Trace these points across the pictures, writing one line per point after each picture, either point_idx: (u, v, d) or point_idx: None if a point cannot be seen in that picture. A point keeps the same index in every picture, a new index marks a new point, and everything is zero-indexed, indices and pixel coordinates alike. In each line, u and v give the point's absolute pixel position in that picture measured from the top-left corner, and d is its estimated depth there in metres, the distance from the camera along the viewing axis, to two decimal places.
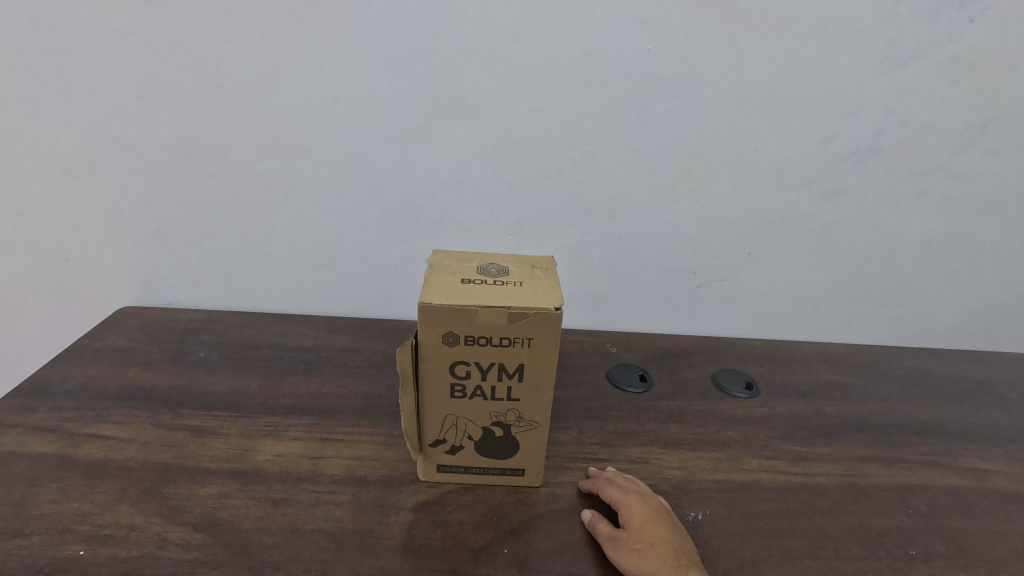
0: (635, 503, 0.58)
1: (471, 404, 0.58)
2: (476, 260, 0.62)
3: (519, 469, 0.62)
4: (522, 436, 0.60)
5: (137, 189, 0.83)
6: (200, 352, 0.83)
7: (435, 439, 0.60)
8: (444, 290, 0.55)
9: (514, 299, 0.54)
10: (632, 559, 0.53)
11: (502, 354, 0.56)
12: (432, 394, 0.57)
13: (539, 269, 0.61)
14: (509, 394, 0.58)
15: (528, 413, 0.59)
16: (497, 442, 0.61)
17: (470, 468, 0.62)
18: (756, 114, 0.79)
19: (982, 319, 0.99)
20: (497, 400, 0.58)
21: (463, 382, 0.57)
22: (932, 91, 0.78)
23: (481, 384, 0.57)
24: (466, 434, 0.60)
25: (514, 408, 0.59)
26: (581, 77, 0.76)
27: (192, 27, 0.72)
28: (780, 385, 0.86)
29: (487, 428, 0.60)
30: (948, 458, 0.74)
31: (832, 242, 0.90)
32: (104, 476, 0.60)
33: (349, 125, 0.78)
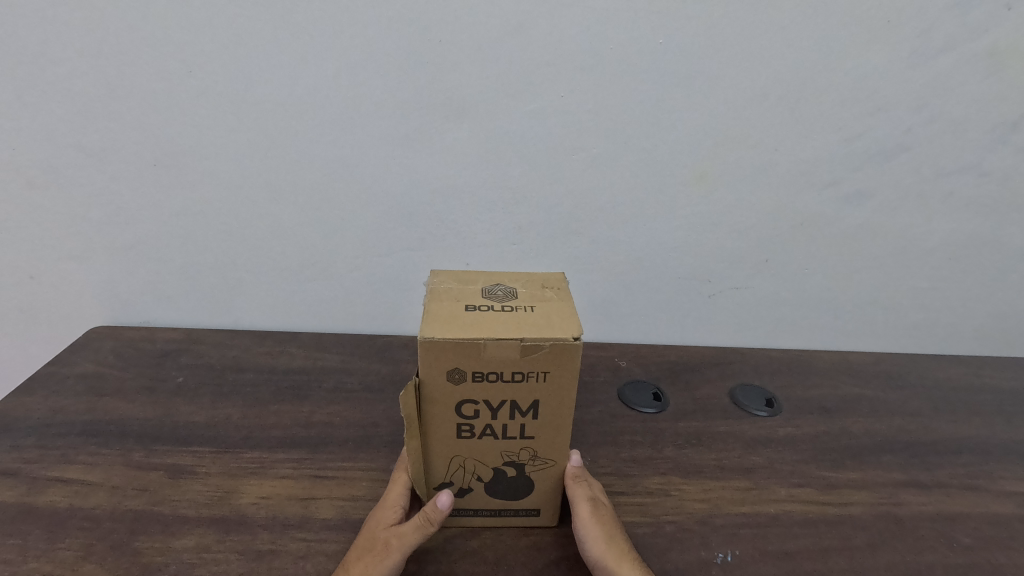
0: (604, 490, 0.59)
1: (482, 444, 0.53)
2: (480, 282, 0.56)
3: (534, 509, 0.57)
4: (536, 476, 0.55)
5: (104, 200, 0.76)
6: (180, 377, 0.77)
7: (441, 483, 0.55)
8: (448, 320, 0.49)
9: (527, 329, 0.48)
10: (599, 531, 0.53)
11: (514, 390, 0.50)
12: (439, 434, 0.52)
13: (550, 290, 0.55)
14: (525, 432, 0.52)
15: (546, 453, 0.53)
16: (509, 484, 0.55)
17: (480, 511, 0.57)
18: (780, 110, 0.72)
19: (1007, 324, 0.94)
20: (510, 439, 0.52)
21: (472, 420, 0.51)
22: (967, 85, 0.72)
23: (492, 423, 0.51)
24: (476, 475, 0.54)
25: (532, 447, 0.53)
26: (589, 73, 0.69)
27: (156, 20, 0.64)
28: (802, 400, 0.81)
29: (498, 468, 0.54)
30: (987, 480, 0.69)
31: (855, 245, 0.84)
32: (68, 528, 0.54)
33: (336, 130, 0.71)
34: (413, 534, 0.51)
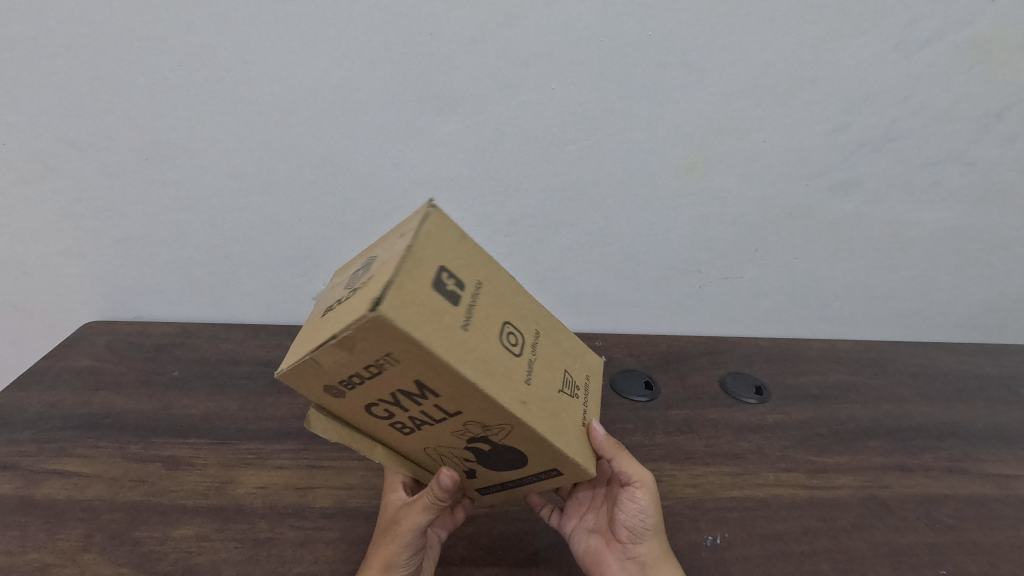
0: None
1: (441, 434, 0.46)
2: (365, 261, 0.48)
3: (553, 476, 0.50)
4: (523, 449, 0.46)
5: (95, 195, 0.76)
6: (175, 371, 0.78)
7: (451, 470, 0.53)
8: (301, 340, 0.42)
9: (341, 318, 0.37)
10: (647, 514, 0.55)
11: (393, 384, 0.40)
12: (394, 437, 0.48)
13: (404, 238, 0.42)
14: (466, 415, 0.43)
15: (509, 429, 0.43)
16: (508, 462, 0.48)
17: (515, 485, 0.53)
18: (767, 101, 0.73)
19: (992, 310, 0.96)
20: (452, 425, 0.44)
21: (405, 421, 0.45)
22: (952, 76, 0.72)
23: (417, 417, 0.44)
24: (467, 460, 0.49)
25: (489, 428, 0.44)
26: (579, 64, 0.69)
27: (138, 13, 0.63)
28: (790, 387, 0.83)
29: (482, 450, 0.48)
30: (970, 463, 0.71)
31: (843, 235, 0.86)
32: (67, 520, 0.56)
33: (329, 123, 0.72)
34: (420, 515, 0.51)
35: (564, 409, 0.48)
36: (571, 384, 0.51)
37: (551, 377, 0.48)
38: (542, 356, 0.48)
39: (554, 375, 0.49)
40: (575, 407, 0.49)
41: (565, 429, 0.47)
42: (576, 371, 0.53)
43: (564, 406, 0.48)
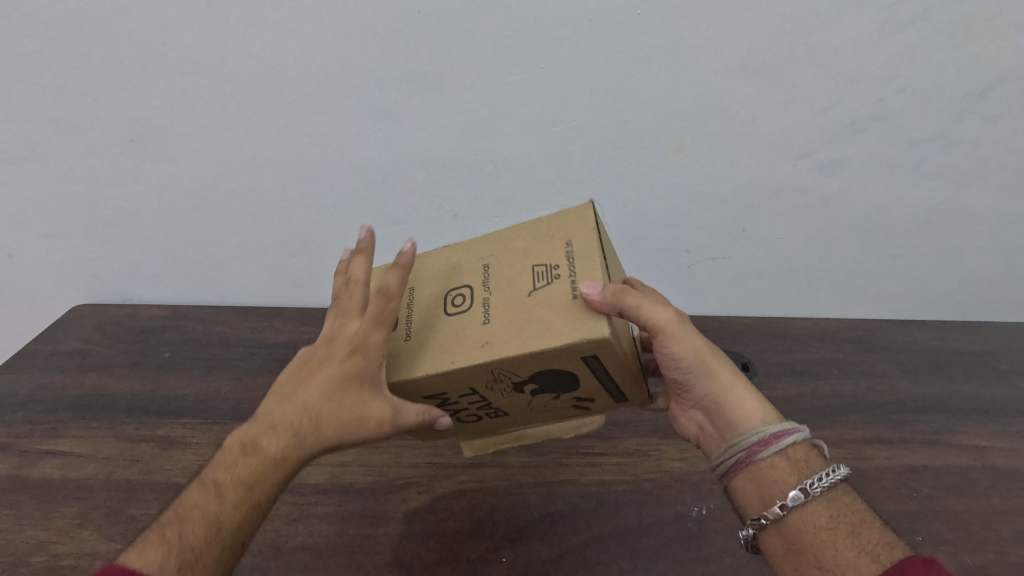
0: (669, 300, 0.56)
1: (506, 395, 0.51)
2: None
3: (598, 361, 0.46)
4: (531, 357, 0.45)
5: (79, 177, 0.75)
6: (166, 352, 0.78)
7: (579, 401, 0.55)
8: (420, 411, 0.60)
9: None
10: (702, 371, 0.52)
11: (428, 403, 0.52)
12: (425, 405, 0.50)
13: None
14: (479, 382, 0.48)
15: (509, 368, 0.46)
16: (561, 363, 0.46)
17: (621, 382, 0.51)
18: (755, 80, 0.73)
19: (973, 288, 0.98)
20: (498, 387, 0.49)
21: (474, 408, 0.54)
22: (939, 56, 0.73)
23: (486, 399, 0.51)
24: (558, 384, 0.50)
25: (497, 375, 0.47)
26: (567, 44, 0.69)
27: None
28: (775, 364, 0.84)
29: (547, 374, 0.48)
30: (948, 435, 0.73)
31: (828, 215, 0.87)
32: (63, 499, 0.56)
33: (317, 102, 0.71)
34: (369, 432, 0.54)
35: (541, 303, 0.47)
36: (546, 274, 0.49)
37: (516, 290, 0.49)
38: (499, 284, 0.50)
39: (523, 286, 0.49)
40: (554, 295, 0.47)
41: (545, 322, 0.46)
42: (548, 257, 0.51)
43: (539, 302, 0.47)
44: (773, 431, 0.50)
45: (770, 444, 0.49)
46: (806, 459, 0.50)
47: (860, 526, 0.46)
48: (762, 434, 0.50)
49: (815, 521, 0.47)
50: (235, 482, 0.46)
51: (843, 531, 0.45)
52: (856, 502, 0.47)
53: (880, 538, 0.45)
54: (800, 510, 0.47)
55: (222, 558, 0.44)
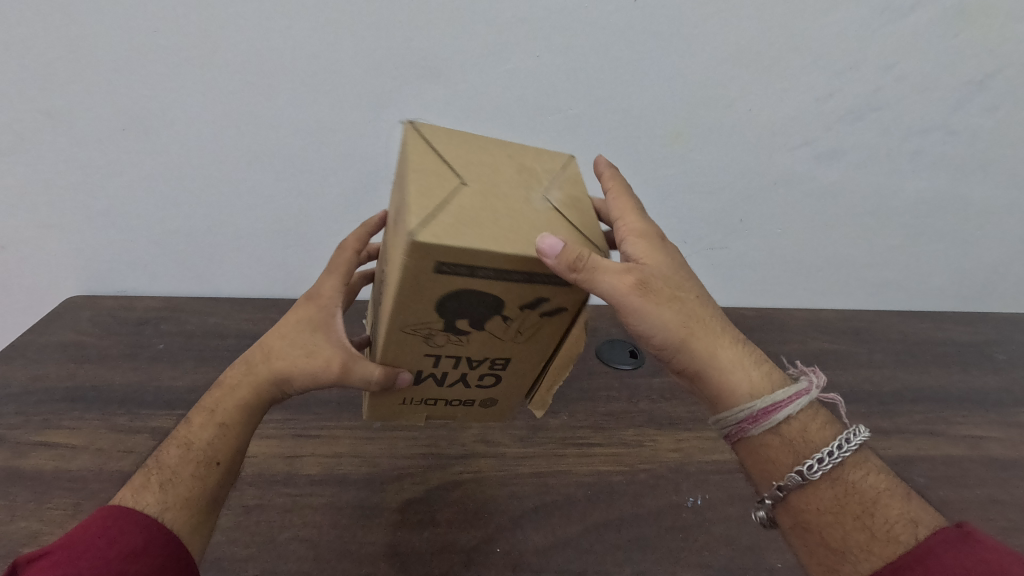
0: (648, 240, 0.47)
1: (480, 348, 0.47)
2: None
3: (460, 266, 0.39)
4: (412, 297, 0.41)
5: (71, 167, 0.74)
6: (161, 344, 0.77)
7: (549, 309, 0.45)
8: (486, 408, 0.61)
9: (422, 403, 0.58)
10: (679, 331, 0.45)
11: (451, 391, 0.54)
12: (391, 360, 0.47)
13: None
14: (423, 347, 0.46)
15: (416, 321, 0.43)
16: (446, 283, 0.40)
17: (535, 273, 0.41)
18: (753, 68, 0.72)
19: (969, 278, 0.98)
20: (458, 335, 0.45)
21: (477, 374, 0.51)
22: (937, 44, 0.72)
23: (468, 350, 0.47)
24: (497, 301, 0.43)
25: (422, 330, 0.45)
26: (564, 32, 0.68)
27: None
28: (772, 355, 0.84)
29: (462, 298, 0.42)
30: (944, 425, 0.73)
31: (826, 205, 0.86)
32: (55, 490, 0.56)
33: (311, 91, 0.70)
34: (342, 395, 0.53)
35: (394, 244, 0.43)
36: (397, 209, 0.44)
37: (391, 239, 0.45)
38: (392, 244, 0.48)
39: (393, 233, 0.45)
40: (394, 230, 0.42)
41: (395, 258, 0.41)
42: (399, 191, 0.45)
43: (393, 247, 0.43)
44: (765, 401, 0.45)
45: (760, 420, 0.45)
46: (806, 431, 0.45)
47: (874, 505, 0.42)
48: (753, 411, 0.45)
49: (819, 503, 0.44)
50: (203, 409, 0.48)
51: (852, 513, 0.42)
52: (872, 476, 0.44)
53: (898, 517, 0.41)
54: (802, 490, 0.44)
55: (192, 472, 0.44)
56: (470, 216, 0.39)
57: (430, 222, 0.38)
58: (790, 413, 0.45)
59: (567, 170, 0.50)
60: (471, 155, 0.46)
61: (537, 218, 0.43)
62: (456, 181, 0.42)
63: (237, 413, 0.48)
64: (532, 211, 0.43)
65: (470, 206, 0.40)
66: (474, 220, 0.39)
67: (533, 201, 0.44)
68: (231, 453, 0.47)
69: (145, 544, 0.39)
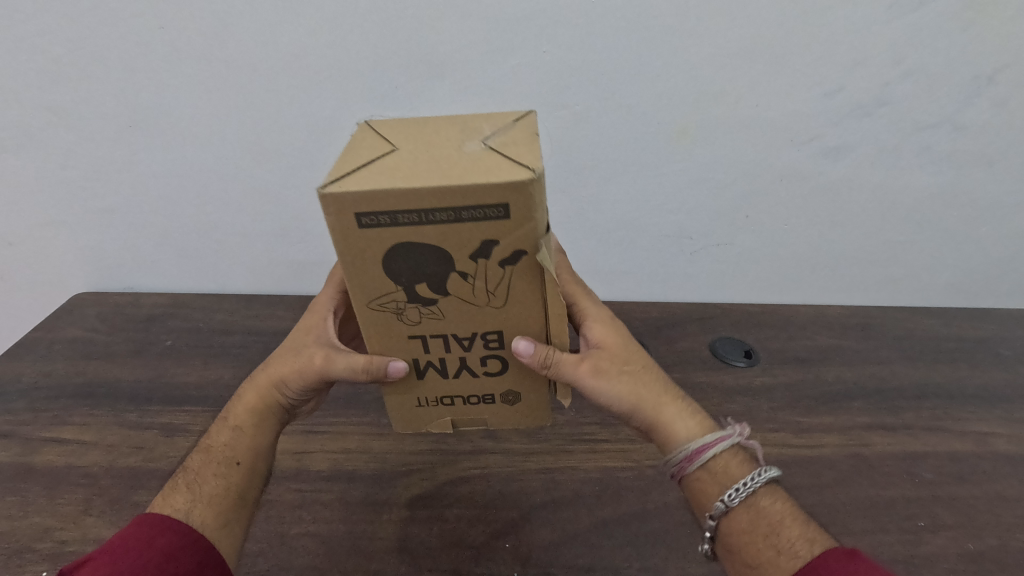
0: (606, 321, 0.54)
1: (460, 320, 0.46)
2: None
3: (384, 215, 0.40)
4: (361, 260, 0.42)
5: (78, 164, 0.75)
6: (168, 340, 0.78)
7: (502, 253, 0.42)
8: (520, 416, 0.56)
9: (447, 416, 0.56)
10: (628, 397, 0.51)
11: (461, 387, 0.52)
12: (374, 346, 0.48)
13: None
14: (401, 324, 0.47)
15: (379, 293, 0.44)
16: (385, 239, 0.41)
17: (460, 209, 0.39)
18: (759, 63, 0.72)
19: (976, 274, 0.98)
20: (427, 300, 0.45)
21: (473, 357, 0.49)
22: (947, 38, 0.72)
23: (446, 317, 0.46)
24: (443, 249, 0.42)
25: (391, 305, 0.45)
26: (569, 28, 0.68)
27: None
28: (778, 351, 0.84)
29: (407, 253, 0.42)
30: (951, 422, 0.73)
31: (833, 200, 0.86)
32: (67, 485, 0.56)
33: (316, 86, 0.70)
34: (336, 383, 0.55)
35: None
36: None
37: None
38: None
39: None
40: None
41: None
42: None
43: None
44: (693, 449, 0.50)
45: (693, 461, 0.50)
46: (729, 467, 0.50)
47: (779, 526, 0.47)
48: (690, 455, 0.50)
49: (738, 527, 0.48)
50: (223, 417, 0.53)
51: (763, 534, 0.47)
52: (778, 502, 0.49)
53: (801, 536, 0.46)
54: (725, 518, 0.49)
55: (214, 472, 0.49)
56: (387, 169, 0.40)
57: (343, 179, 0.40)
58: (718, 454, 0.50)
59: (520, 117, 0.47)
60: (416, 127, 0.47)
61: (463, 159, 0.41)
62: (386, 147, 0.44)
63: (249, 418, 0.52)
64: (461, 155, 0.42)
65: (394, 162, 0.42)
66: (389, 171, 0.40)
67: (464, 147, 0.43)
68: (250, 454, 0.51)
69: (173, 549, 0.43)
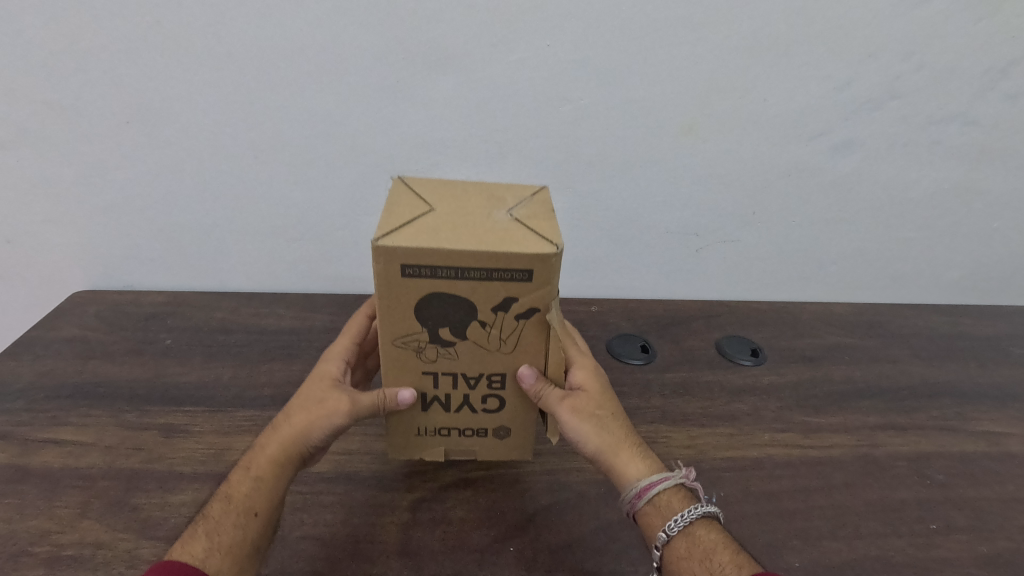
0: (590, 367, 0.55)
1: (472, 361, 0.50)
2: None
3: (425, 269, 0.43)
4: (395, 307, 0.46)
5: (76, 160, 0.73)
6: (168, 340, 0.77)
7: (524, 311, 0.46)
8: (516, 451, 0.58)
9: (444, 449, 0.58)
10: (595, 435, 0.52)
11: (462, 420, 0.55)
12: (391, 382, 0.51)
13: None
14: (418, 362, 0.50)
15: (403, 333, 0.47)
16: (422, 290, 0.45)
17: (493, 272, 0.44)
18: (769, 56, 0.71)
19: (984, 271, 0.97)
20: (445, 344, 0.48)
21: (478, 395, 0.52)
22: (959, 30, 0.71)
23: (460, 361, 0.50)
24: (471, 303, 0.46)
25: (413, 344, 0.48)
26: (576, 21, 0.66)
27: None
28: (785, 349, 0.83)
29: (437, 303, 0.45)
30: (961, 421, 0.72)
31: (841, 196, 0.85)
32: (65, 487, 0.55)
33: (317, 81, 0.69)
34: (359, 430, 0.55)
35: None
36: None
37: None
38: None
39: None
40: None
41: None
42: None
43: None
44: (638, 486, 0.50)
45: (641, 497, 0.50)
46: (670, 502, 0.51)
47: (712, 552, 0.48)
48: (636, 491, 0.50)
49: (677, 554, 0.48)
50: (239, 468, 0.51)
51: (698, 560, 0.47)
52: (712, 532, 0.49)
53: (732, 561, 0.47)
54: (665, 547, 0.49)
55: (233, 522, 0.47)
56: (429, 229, 0.44)
57: (392, 233, 0.43)
58: (667, 494, 0.51)
59: (538, 192, 0.52)
60: (449, 190, 0.51)
61: (493, 227, 0.46)
62: (425, 208, 0.48)
63: (269, 467, 0.50)
64: (491, 223, 0.46)
65: (433, 222, 0.45)
66: (431, 231, 0.44)
67: (494, 215, 0.47)
68: (268, 504, 0.49)
69: None
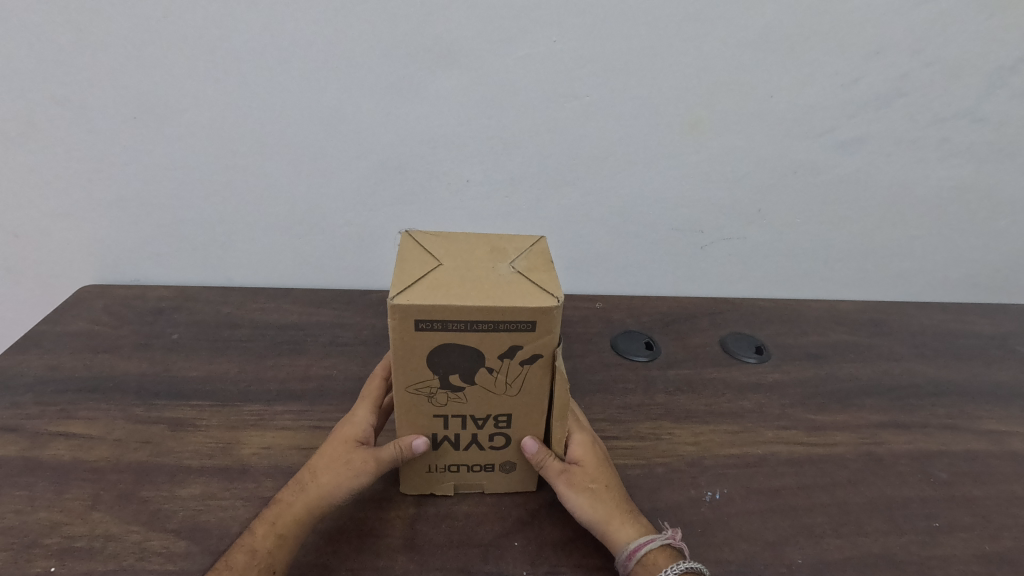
0: (588, 438, 0.56)
1: (481, 404, 0.51)
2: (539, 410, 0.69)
3: (437, 323, 0.45)
4: (409, 356, 0.47)
5: (85, 155, 0.74)
6: (175, 334, 0.77)
7: (530, 356, 0.48)
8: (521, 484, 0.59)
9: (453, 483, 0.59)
10: (589, 504, 0.52)
11: (469, 457, 0.56)
12: (404, 426, 0.53)
13: None
14: (429, 406, 0.51)
15: (416, 380, 0.49)
16: (434, 341, 0.46)
17: (501, 323, 0.45)
18: (776, 53, 0.70)
19: (990, 269, 0.97)
20: (455, 389, 0.50)
21: (485, 434, 0.54)
22: (966, 27, 0.70)
23: (470, 404, 0.51)
24: (480, 352, 0.47)
25: (424, 390, 0.50)
26: (583, 17, 0.66)
27: None
28: (790, 347, 0.83)
29: (449, 352, 0.47)
30: (966, 420, 0.72)
31: (847, 194, 0.84)
32: (75, 480, 0.56)
33: (324, 78, 0.69)
34: None
35: None
36: None
37: None
38: None
39: None
40: None
41: None
42: None
43: None
44: (627, 548, 0.50)
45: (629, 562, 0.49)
46: (656, 560, 0.50)
47: None
48: (626, 554, 0.49)
49: None
50: (264, 521, 0.50)
51: None
52: None
53: None
54: None
55: None
56: (439, 285, 0.46)
57: (406, 290, 0.45)
58: (656, 557, 0.50)
59: (536, 241, 0.54)
60: (453, 242, 0.53)
61: (498, 281, 0.48)
62: (433, 262, 0.49)
63: (294, 527, 0.50)
64: (496, 277, 0.48)
65: (443, 278, 0.47)
66: (442, 287, 0.46)
67: (498, 268, 0.49)
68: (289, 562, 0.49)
69: None
